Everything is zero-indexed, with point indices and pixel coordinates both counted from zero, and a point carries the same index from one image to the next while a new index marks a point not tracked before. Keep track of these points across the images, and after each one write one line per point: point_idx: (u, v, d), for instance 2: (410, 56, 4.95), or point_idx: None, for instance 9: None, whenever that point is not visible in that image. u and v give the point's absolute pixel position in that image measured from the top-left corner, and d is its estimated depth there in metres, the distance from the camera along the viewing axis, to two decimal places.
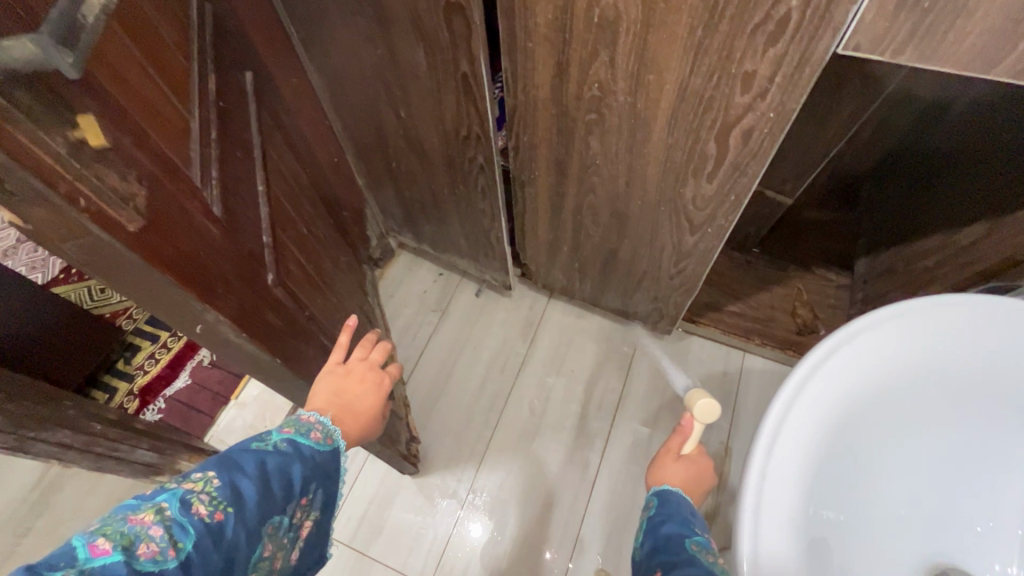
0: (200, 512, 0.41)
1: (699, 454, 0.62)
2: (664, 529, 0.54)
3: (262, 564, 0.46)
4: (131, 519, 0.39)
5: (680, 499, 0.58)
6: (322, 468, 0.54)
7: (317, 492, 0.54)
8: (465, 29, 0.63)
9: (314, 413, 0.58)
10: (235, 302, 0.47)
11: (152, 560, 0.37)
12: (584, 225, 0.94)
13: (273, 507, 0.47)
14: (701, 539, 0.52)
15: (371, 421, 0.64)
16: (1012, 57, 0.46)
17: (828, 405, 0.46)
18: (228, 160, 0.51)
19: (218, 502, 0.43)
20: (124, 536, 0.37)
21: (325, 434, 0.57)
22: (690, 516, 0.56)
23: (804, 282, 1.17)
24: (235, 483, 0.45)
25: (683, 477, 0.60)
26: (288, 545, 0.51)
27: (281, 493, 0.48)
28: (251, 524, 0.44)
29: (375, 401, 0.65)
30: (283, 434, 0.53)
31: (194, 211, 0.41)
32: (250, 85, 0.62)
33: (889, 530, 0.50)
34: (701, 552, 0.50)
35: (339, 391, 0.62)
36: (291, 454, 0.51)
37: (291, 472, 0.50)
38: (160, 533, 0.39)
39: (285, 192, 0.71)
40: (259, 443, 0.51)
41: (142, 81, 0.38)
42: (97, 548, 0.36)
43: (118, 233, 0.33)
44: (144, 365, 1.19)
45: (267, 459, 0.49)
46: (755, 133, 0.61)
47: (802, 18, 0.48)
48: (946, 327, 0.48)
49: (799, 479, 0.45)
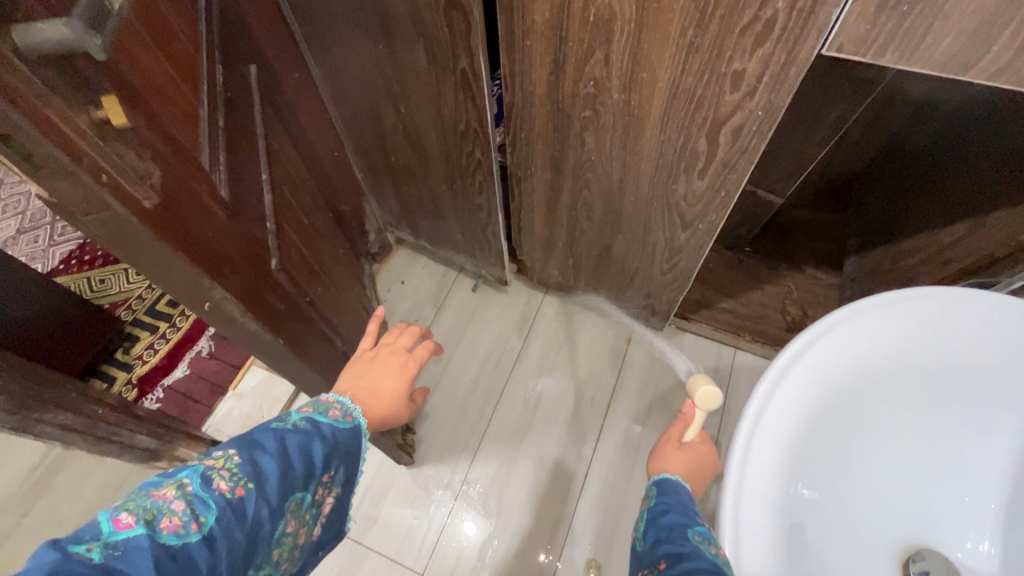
0: (220, 487, 0.43)
1: (701, 441, 0.64)
2: (662, 522, 0.52)
3: (283, 540, 0.48)
4: (154, 494, 0.40)
5: (678, 488, 0.58)
6: (343, 445, 0.56)
7: (339, 470, 0.55)
8: (465, 25, 0.65)
9: (333, 395, 0.60)
10: (240, 281, 0.48)
11: (175, 534, 0.38)
12: (579, 221, 0.96)
13: (294, 484, 0.48)
14: (703, 530, 0.49)
15: (395, 406, 0.65)
16: (986, 59, 0.48)
17: (807, 391, 0.49)
18: (235, 150, 0.53)
19: (239, 478, 0.44)
20: (147, 511, 0.39)
21: (344, 412, 0.58)
22: (688, 506, 0.55)
23: (794, 281, 1.19)
24: (256, 461, 0.46)
25: (685, 465, 0.62)
26: (310, 521, 0.53)
27: (302, 470, 0.49)
28: (273, 500, 0.45)
29: (399, 383, 0.66)
30: (302, 414, 0.55)
31: (203, 193, 0.43)
32: (253, 78, 0.64)
33: (865, 509, 0.52)
34: (703, 542, 0.47)
35: (363, 374, 0.65)
36: (311, 432, 0.53)
37: (312, 450, 0.51)
38: (183, 507, 0.40)
39: (286, 183, 0.73)
40: (278, 423, 0.52)
41: (156, 68, 0.40)
42: (121, 522, 0.37)
43: (134, 207, 0.35)
44: (143, 356, 1.21)
45: (287, 437, 0.50)
46: (744, 130, 0.63)
47: (788, 19, 0.50)
48: (921, 318, 0.50)
49: (780, 461, 0.47)
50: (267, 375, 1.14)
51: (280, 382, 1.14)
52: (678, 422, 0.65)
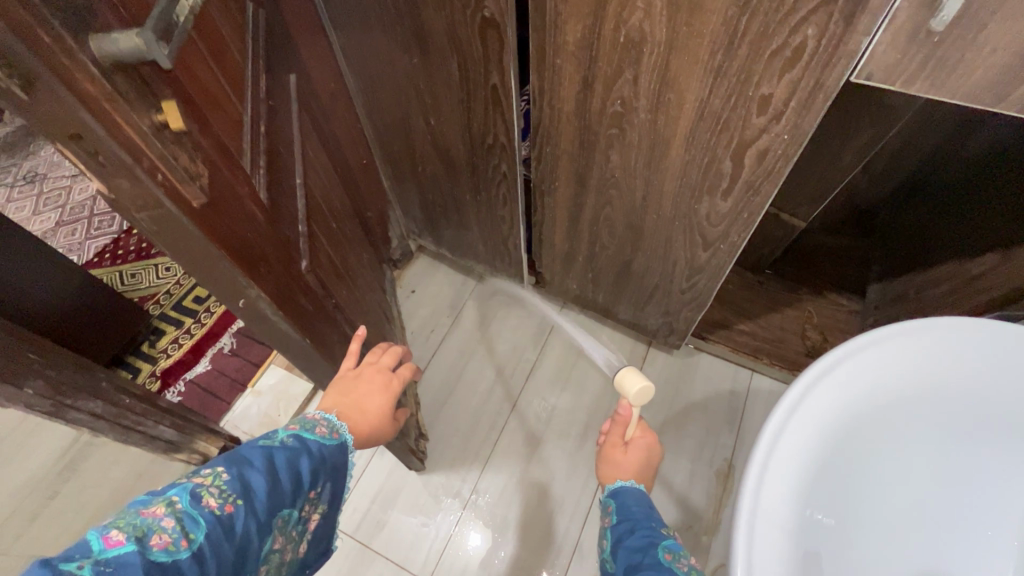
0: (209, 504, 0.43)
1: (641, 431, 0.70)
2: (632, 543, 0.58)
3: (271, 557, 0.49)
4: (144, 512, 0.41)
5: (635, 498, 0.65)
6: (331, 461, 0.57)
7: (325, 487, 0.57)
8: (498, 43, 0.67)
9: (319, 412, 0.61)
10: (274, 280, 0.50)
11: (165, 551, 0.39)
12: (600, 236, 0.96)
13: (282, 500, 0.49)
14: (671, 545, 0.57)
15: (380, 422, 0.66)
16: (1018, 92, 0.49)
17: (829, 413, 0.48)
18: (272, 155, 0.55)
19: (228, 495, 0.45)
20: (137, 528, 0.39)
21: (331, 429, 0.59)
22: (648, 514, 0.62)
23: (815, 306, 1.17)
24: (244, 477, 0.47)
25: (635, 464, 0.68)
26: (297, 537, 0.54)
27: (290, 486, 0.51)
28: (261, 516, 0.46)
29: (384, 402, 0.67)
30: (289, 431, 0.56)
31: (244, 195, 0.45)
32: (292, 86, 0.67)
33: (883, 537, 0.52)
34: (674, 560, 0.55)
35: (347, 392, 0.65)
36: (298, 448, 0.54)
37: (300, 466, 0.53)
38: (173, 524, 0.41)
39: (317, 187, 0.75)
40: (266, 440, 0.53)
41: (206, 75, 0.42)
42: (111, 540, 0.38)
43: (184, 207, 0.36)
44: (168, 349, 1.24)
45: (274, 453, 0.51)
46: (770, 153, 0.64)
47: (817, 46, 0.51)
48: (948, 348, 0.50)
49: (798, 483, 0.47)
50: (285, 374, 1.16)
51: (298, 381, 1.16)
52: (617, 422, 0.70)
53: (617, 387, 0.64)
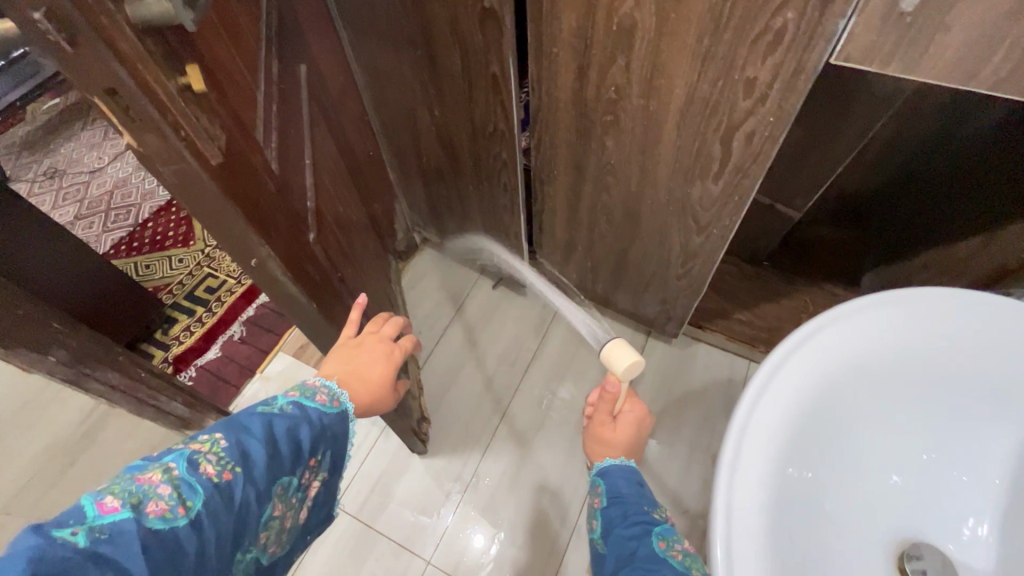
0: (207, 471, 0.45)
1: (635, 403, 0.72)
2: (623, 531, 0.60)
3: (271, 524, 0.52)
4: (140, 479, 0.43)
5: (624, 474, 0.68)
6: (330, 429, 0.59)
7: (326, 454, 0.59)
8: (497, 32, 0.70)
9: (319, 379, 0.63)
10: (283, 244, 0.53)
11: (162, 518, 0.41)
12: (597, 224, 0.99)
13: (281, 469, 0.51)
14: (664, 531, 0.60)
15: (380, 391, 0.68)
16: (987, 70, 0.51)
17: (808, 377, 0.51)
18: (283, 133, 0.59)
19: (225, 462, 0.46)
20: (132, 495, 0.41)
21: (331, 397, 0.61)
22: (639, 493, 0.65)
23: (812, 296, 1.19)
24: (243, 445, 0.48)
25: (628, 440, 0.70)
26: (297, 504, 0.57)
27: (289, 454, 0.52)
28: (259, 483, 0.48)
29: (383, 370, 0.69)
30: (289, 399, 0.57)
31: (256, 162, 0.49)
32: (301, 75, 0.70)
33: (857, 495, 0.55)
34: (667, 548, 0.57)
35: (349, 361, 0.67)
36: (298, 417, 0.55)
37: (298, 434, 0.54)
38: (169, 491, 0.42)
39: (325, 171, 0.79)
40: (265, 407, 0.54)
41: (224, 51, 0.46)
42: (106, 507, 0.40)
43: (202, 162, 0.40)
44: (180, 336, 1.28)
45: (273, 421, 0.53)
46: (756, 136, 0.67)
47: (797, 28, 0.54)
48: (925, 317, 0.52)
49: (777, 446, 0.49)
50: (293, 360, 1.20)
51: (305, 367, 1.20)
52: (605, 400, 0.71)
53: (606, 360, 0.67)
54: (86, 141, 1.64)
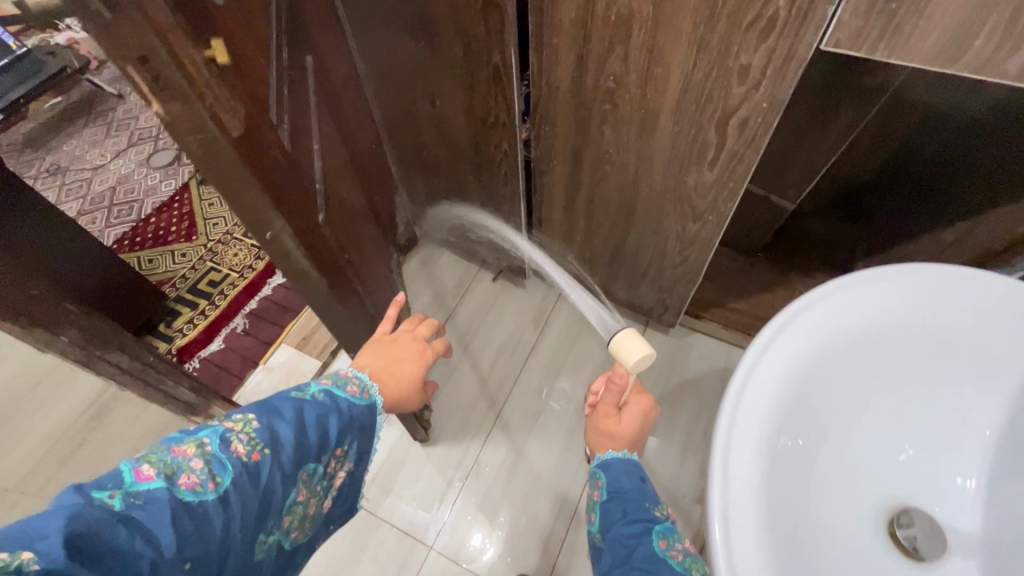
0: (237, 450, 0.47)
1: (640, 394, 0.73)
2: (622, 529, 0.62)
3: (294, 508, 0.54)
4: (174, 451, 0.45)
5: (622, 467, 0.69)
6: (359, 420, 0.61)
7: (351, 446, 0.61)
8: (499, 23, 0.72)
9: (352, 369, 0.65)
10: (295, 219, 0.55)
11: (192, 490, 0.42)
12: (595, 214, 1.01)
13: (307, 455, 0.53)
14: (664, 529, 0.62)
15: (410, 389, 0.70)
16: (968, 55, 0.54)
17: (801, 346, 0.53)
18: (293, 117, 0.61)
19: (255, 443, 0.48)
20: (167, 466, 0.43)
21: (361, 389, 0.63)
22: (637, 487, 0.67)
23: (805, 286, 1.21)
24: (273, 428, 0.50)
25: (633, 427, 0.71)
26: (321, 492, 0.58)
27: (316, 441, 0.54)
28: (286, 466, 0.50)
29: (416, 369, 0.71)
30: (321, 387, 0.59)
31: (271, 140, 0.51)
32: (307, 63, 0.72)
33: (845, 461, 0.57)
34: (665, 543, 0.60)
35: (383, 356, 0.70)
36: (328, 405, 0.57)
37: (327, 422, 0.56)
38: (200, 465, 0.44)
39: (330, 159, 0.81)
40: (298, 393, 0.56)
41: (241, 33, 0.48)
42: (142, 474, 0.41)
43: (224, 132, 0.42)
44: (183, 329, 1.29)
45: (303, 408, 0.54)
46: (750, 122, 0.69)
47: (788, 15, 0.56)
48: (918, 292, 0.54)
49: (771, 413, 0.51)
50: (296, 351, 1.21)
51: (307, 358, 1.20)
52: (613, 391, 0.70)
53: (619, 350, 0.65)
54: (89, 138, 1.66)
